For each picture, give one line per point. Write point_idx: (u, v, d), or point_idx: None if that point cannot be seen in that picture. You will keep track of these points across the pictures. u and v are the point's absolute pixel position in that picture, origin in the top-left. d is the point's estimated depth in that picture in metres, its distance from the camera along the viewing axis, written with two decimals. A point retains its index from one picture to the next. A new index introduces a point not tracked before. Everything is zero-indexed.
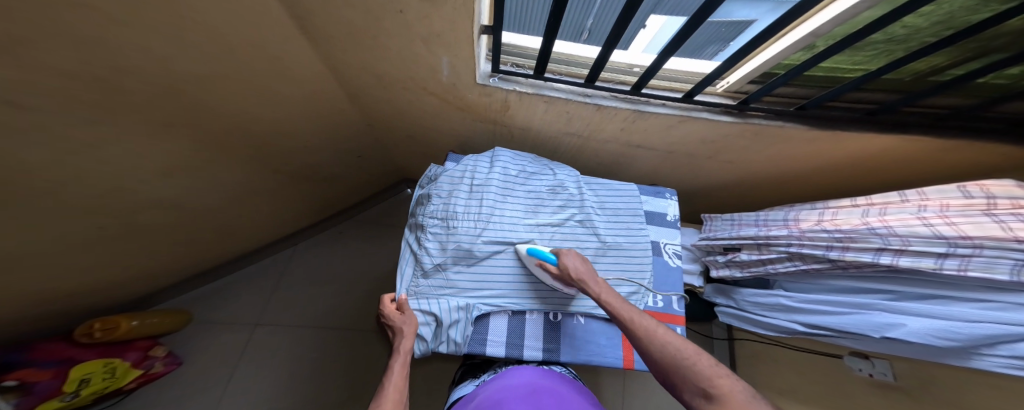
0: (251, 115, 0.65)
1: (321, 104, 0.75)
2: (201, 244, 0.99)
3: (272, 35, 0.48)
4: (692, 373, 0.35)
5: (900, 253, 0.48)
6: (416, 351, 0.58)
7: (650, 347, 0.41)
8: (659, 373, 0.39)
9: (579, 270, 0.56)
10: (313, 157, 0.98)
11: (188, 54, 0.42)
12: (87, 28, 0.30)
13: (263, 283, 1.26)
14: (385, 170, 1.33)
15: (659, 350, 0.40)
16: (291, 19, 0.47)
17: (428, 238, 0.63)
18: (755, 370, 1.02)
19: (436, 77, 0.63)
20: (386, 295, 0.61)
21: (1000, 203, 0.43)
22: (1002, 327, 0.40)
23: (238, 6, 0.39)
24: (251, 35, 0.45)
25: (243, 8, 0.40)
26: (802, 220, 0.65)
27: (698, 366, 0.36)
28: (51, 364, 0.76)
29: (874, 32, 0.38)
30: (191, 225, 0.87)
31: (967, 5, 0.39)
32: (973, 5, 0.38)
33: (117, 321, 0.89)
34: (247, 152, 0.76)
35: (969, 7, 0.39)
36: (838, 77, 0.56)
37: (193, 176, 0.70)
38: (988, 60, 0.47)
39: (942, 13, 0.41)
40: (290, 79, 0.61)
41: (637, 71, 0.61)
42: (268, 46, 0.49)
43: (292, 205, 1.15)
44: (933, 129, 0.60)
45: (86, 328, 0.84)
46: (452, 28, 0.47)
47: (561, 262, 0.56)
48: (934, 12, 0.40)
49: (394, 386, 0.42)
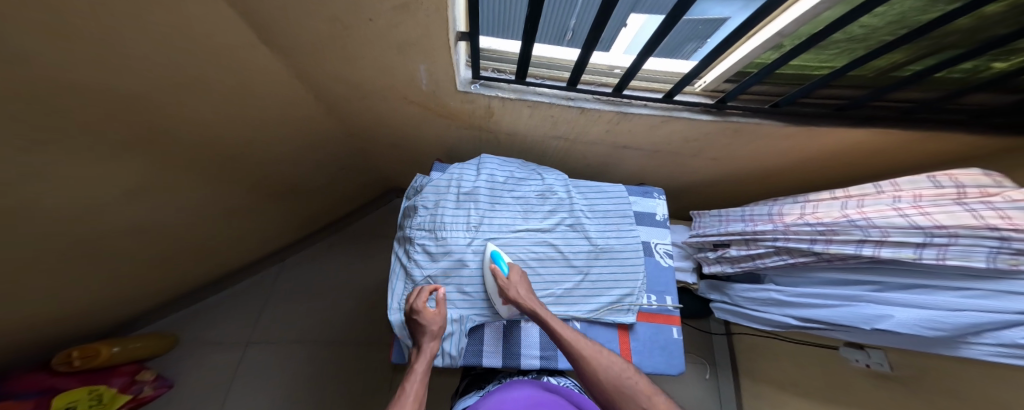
0: (220, 132, 0.61)
1: (295, 115, 0.72)
2: (171, 269, 0.93)
3: (235, 47, 0.45)
4: (636, 392, 0.42)
5: (881, 244, 0.49)
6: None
7: (597, 369, 0.45)
8: (603, 393, 0.43)
9: (524, 289, 0.56)
10: (293, 170, 0.94)
11: (146, 74, 0.40)
12: (35, 57, 0.28)
13: (244, 306, 1.19)
14: (370, 181, 1.29)
15: (606, 371, 0.44)
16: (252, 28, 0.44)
17: (417, 249, 0.61)
18: (755, 363, 1.04)
19: (415, 85, 0.61)
20: (430, 285, 0.55)
21: (970, 192, 0.45)
22: (985, 315, 0.40)
23: (195, 20, 0.37)
24: (209, 48, 0.42)
25: (202, 23, 0.38)
26: (785, 214, 0.66)
27: (639, 386, 0.43)
28: (31, 395, 0.74)
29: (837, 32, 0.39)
30: (160, 248, 0.81)
31: (916, 6, 0.41)
32: (922, 5, 0.41)
33: (98, 348, 0.84)
34: (219, 169, 0.72)
35: (918, 7, 0.41)
36: (807, 74, 0.58)
37: (160, 199, 0.66)
38: (941, 56, 0.50)
39: (895, 13, 0.43)
40: (258, 92, 0.57)
41: (618, 72, 0.61)
42: (227, 58, 0.46)
43: (273, 222, 1.09)
44: (901, 122, 0.62)
45: (65, 357, 0.80)
46: (426, 34, 0.46)
47: (513, 274, 0.57)
48: (888, 12, 0.42)
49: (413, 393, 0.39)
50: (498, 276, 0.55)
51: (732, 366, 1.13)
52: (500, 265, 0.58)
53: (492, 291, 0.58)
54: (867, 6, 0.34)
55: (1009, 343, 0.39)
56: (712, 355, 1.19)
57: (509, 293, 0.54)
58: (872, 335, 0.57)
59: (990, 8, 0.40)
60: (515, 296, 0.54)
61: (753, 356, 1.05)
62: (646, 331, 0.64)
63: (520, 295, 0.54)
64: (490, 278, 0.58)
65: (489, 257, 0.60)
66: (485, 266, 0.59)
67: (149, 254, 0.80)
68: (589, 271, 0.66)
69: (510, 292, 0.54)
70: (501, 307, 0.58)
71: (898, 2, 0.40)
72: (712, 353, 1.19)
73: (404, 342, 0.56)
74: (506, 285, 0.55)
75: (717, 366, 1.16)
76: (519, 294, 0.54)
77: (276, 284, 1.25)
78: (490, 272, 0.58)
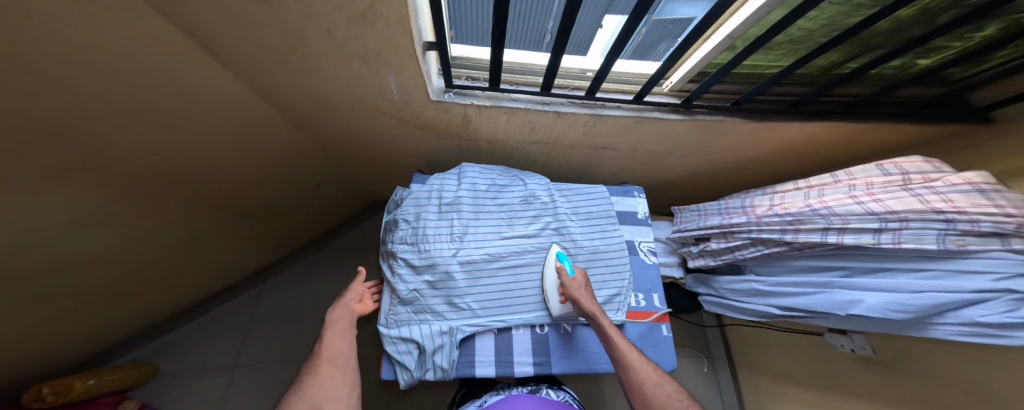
0: (171, 154, 0.57)
1: (257, 132, 0.68)
2: (128, 305, 0.85)
3: (173, 61, 0.42)
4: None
5: (844, 231, 0.51)
6: (401, 382, 0.54)
7: (644, 384, 0.44)
8: (641, 404, 0.43)
9: (583, 291, 0.56)
10: (263, 190, 0.89)
11: (68, 98, 0.36)
12: None
13: (218, 339, 1.11)
14: (350, 196, 1.25)
15: (655, 389, 0.43)
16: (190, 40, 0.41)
17: (401, 264, 0.59)
18: (749, 353, 1.07)
19: (385, 97, 0.59)
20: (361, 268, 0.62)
21: (914, 177, 0.49)
22: (943, 295, 0.42)
23: (118, 38, 0.33)
24: (141, 64, 0.39)
25: (128, 41, 0.35)
26: (757, 205, 0.69)
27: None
28: None
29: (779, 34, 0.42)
30: (111, 286, 0.73)
31: (842, 11, 0.45)
32: (847, 10, 0.44)
33: (71, 382, 0.76)
34: (171, 194, 0.67)
35: (844, 11, 0.45)
36: (761, 73, 0.61)
37: (105, 231, 0.60)
38: (872, 55, 0.55)
39: (826, 17, 0.46)
40: (210, 109, 0.54)
41: (591, 75, 0.62)
42: (164, 74, 0.42)
43: (246, 246, 1.03)
44: (849, 116, 0.67)
45: (34, 394, 0.71)
46: (390, 47, 0.45)
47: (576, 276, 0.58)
48: (819, 16, 0.46)
49: (331, 353, 0.46)
50: (563, 274, 0.58)
51: (728, 357, 1.16)
52: (565, 265, 0.61)
53: (553, 289, 0.60)
54: (802, 9, 0.36)
55: (968, 321, 0.41)
56: (709, 349, 1.22)
57: (567, 291, 0.56)
58: (848, 320, 0.59)
59: (904, 12, 0.44)
60: (572, 294, 0.55)
61: (747, 347, 1.08)
62: (637, 329, 0.65)
63: (582, 297, 0.55)
64: (552, 275, 0.61)
65: (554, 258, 0.64)
66: (549, 264, 0.63)
67: (97, 293, 0.72)
68: None
69: (572, 291, 0.56)
70: (557, 304, 0.60)
71: (827, 7, 0.44)
72: (708, 346, 1.23)
73: (393, 357, 0.54)
74: (570, 284, 0.56)
75: (714, 358, 1.20)
76: (577, 294, 0.55)
77: (251, 311, 1.17)
78: (554, 270, 0.61)
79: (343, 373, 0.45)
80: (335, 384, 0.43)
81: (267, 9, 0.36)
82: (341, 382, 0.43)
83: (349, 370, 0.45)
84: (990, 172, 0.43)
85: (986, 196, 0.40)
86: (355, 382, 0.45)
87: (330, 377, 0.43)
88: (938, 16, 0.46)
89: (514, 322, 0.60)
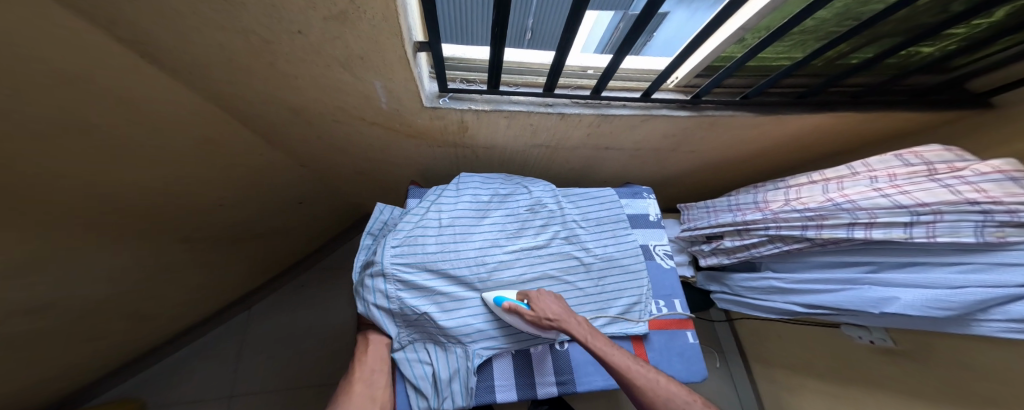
0: (117, 179, 0.48)
1: (223, 149, 0.60)
2: (82, 355, 0.73)
3: (98, 70, 0.34)
4: None
5: (871, 225, 0.52)
6: None
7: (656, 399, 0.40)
8: None
9: (557, 309, 0.52)
10: (237, 212, 0.79)
11: None
12: None
13: (197, 379, 1.00)
14: (339, 211, 1.16)
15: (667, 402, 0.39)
16: (125, 46, 0.34)
17: (400, 287, 0.52)
18: (762, 347, 1.10)
19: (373, 104, 0.54)
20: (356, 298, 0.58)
21: (939, 168, 0.50)
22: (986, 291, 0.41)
23: (26, 46, 0.26)
24: (64, 77, 0.31)
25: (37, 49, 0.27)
26: (771, 200, 0.70)
27: None
28: None
29: (795, 23, 0.40)
30: (58, 334, 0.63)
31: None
32: None
33: None
34: (124, 224, 0.57)
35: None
36: (770, 65, 0.61)
37: (35, 275, 0.50)
38: (879, 44, 0.56)
39: (841, 5, 0.46)
40: (162, 124, 0.46)
41: (592, 72, 0.59)
42: (97, 87, 0.35)
43: (223, 274, 0.93)
44: (853, 106, 0.68)
45: None
46: (378, 49, 0.39)
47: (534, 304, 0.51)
48: (835, 5, 0.45)
49: (364, 370, 0.47)
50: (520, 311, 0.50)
51: (740, 351, 1.20)
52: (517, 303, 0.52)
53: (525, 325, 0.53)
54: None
55: (1019, 317, 0.40)
56: (720, 343, 1.27)
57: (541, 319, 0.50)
58: (880, 317, 0.58)
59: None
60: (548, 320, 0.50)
61: (759, 339, 1.11)
62: (660, 340, 0.63)
63: (554, 315, 0.50)
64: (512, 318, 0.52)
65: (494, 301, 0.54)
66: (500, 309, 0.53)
67: (39, 345, 0.61)
68: (601, 287, 0.64)
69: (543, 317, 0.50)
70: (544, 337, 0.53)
71: None
72: (719, 340, 1.27)
73: (408, 381, 0.50)
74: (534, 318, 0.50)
75: (725, 353, 1.24)
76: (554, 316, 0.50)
77: (235, 344, 1.06)
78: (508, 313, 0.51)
79: (372, 392, 0.45)
80: (365, 403, 0.43)
81: (221, 5, 0.30)
82: (371, 402, 0.44)
83: (378, 389, 0.46)
84: (1015, 159, 0.45)
85: (1018, 184, 0.42)
86: (385, 402, 0.45)
87: (361, 397, 0.44)
88: (953, 2, 0.46)
89: (535, 341, 0.57)
